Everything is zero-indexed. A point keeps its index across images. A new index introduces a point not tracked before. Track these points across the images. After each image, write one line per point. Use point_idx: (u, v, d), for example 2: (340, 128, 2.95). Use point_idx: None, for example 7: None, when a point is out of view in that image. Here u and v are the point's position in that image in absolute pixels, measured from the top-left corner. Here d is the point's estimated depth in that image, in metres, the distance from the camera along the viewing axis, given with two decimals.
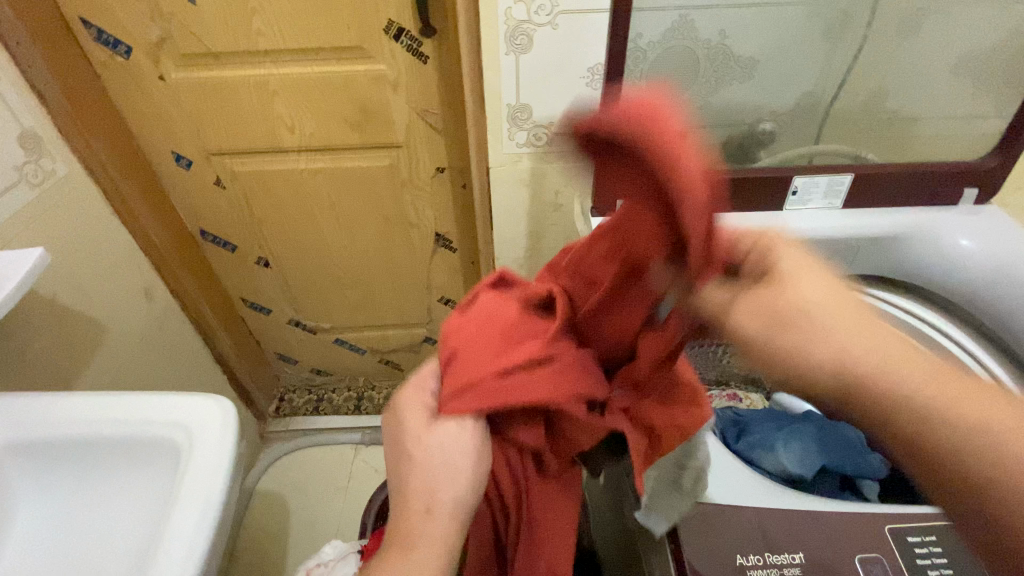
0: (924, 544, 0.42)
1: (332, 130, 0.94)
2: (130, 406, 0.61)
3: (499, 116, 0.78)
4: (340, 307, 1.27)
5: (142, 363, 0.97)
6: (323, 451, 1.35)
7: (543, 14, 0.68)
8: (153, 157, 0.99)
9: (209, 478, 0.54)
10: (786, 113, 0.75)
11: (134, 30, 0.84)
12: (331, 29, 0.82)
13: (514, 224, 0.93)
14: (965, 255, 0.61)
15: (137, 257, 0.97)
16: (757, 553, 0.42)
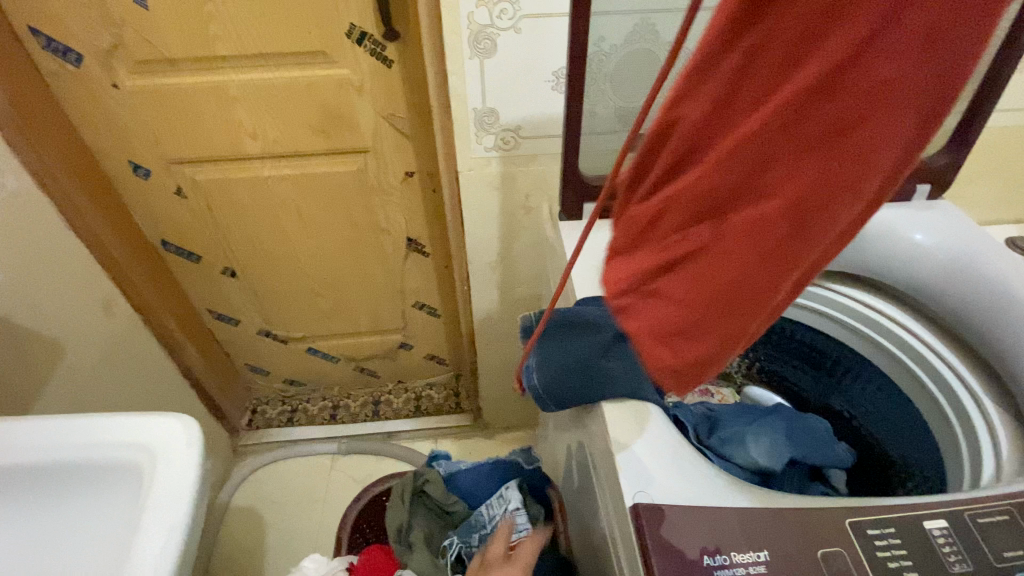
0: (885, 536, 0.38)
1: (296, 136, 0.92)
2: (87, 429, 0.58)
3: (466, 120, 0.78)
4: (312, 315, 1.25)
5: (105, 380, 0.93)
6: (299, 463, 1.32)
7: (505, 19, 0.68)
8: (109, 167, 0.95)
9: (173, 501, 0.52)
10: None
11: (84, 37, 0.80)
12: (292, 32, 0.80)
13: (485, 227, 0.93)
14: (920, 248, 0.63)
15: (95, 271, 0.93)
16: (723, 552, 0.37)
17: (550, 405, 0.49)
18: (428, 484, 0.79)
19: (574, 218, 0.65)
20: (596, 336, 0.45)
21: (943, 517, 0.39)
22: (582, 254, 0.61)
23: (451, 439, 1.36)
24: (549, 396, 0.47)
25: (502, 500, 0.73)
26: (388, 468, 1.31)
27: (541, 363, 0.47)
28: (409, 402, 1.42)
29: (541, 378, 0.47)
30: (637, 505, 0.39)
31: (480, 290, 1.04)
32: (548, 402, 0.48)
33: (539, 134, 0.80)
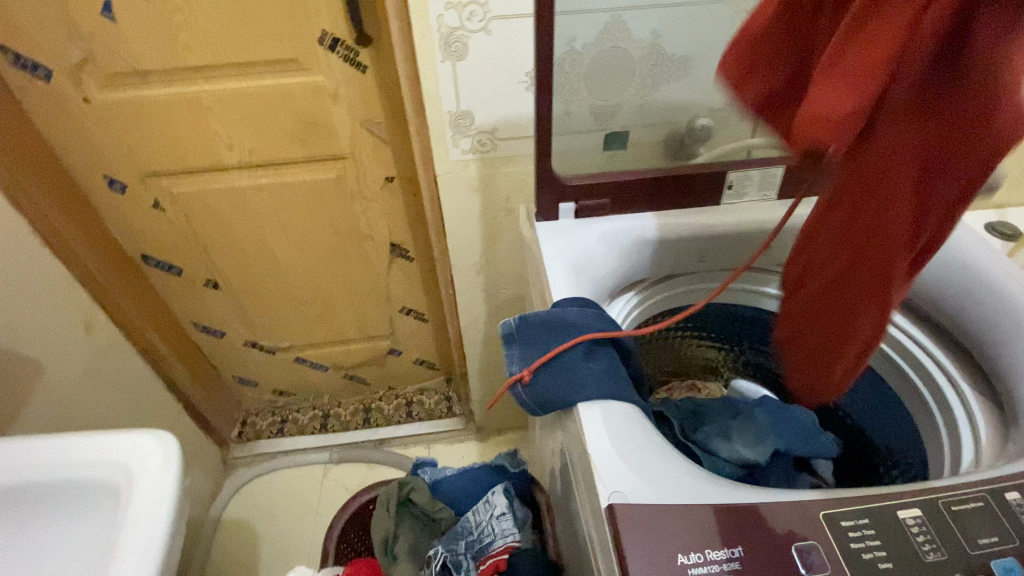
0: (859, 527, 0.38)
1: (273, 145, 0.91)
2: (62, 448, 0.58)
3: (441, 123, 0.77)
4: (298, 324, 1.24)
5: (88, 398, 0.92)
6: (290, 474, 1.31)
7: (475, 21, 0.68)
8: (84, 182, 0.94)
9: (151, 518, 0.52)
10: (720, 109, 0.79)
11: (52, 52, 0.79)
12: (264, 41, 0.80)
13: (466, 230, 0.92)
14: None
15: (73, 288, 0.92)
16: (697, 550, 0.37)
17: (536, 409, 0.50)
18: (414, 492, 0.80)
19: (551, 218, 0.64)
20: (572, 340, 0.50)
21: (917, 506, 0.39)
22: (560, 254, 0.60)
23: (443, 444, 1.35)
24: (530, 399, 0.49)
25: (489, 505, 0.74)
26: (380, 475, 1.30)
27: (524, 367, 0.51)
28: (401, 407, 1.41)
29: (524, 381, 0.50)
30: (612, 506, 0.39)
31: (465, 293, 1.04)
32: (534, 406, 0.50)
33: (515, 136, 0.80)
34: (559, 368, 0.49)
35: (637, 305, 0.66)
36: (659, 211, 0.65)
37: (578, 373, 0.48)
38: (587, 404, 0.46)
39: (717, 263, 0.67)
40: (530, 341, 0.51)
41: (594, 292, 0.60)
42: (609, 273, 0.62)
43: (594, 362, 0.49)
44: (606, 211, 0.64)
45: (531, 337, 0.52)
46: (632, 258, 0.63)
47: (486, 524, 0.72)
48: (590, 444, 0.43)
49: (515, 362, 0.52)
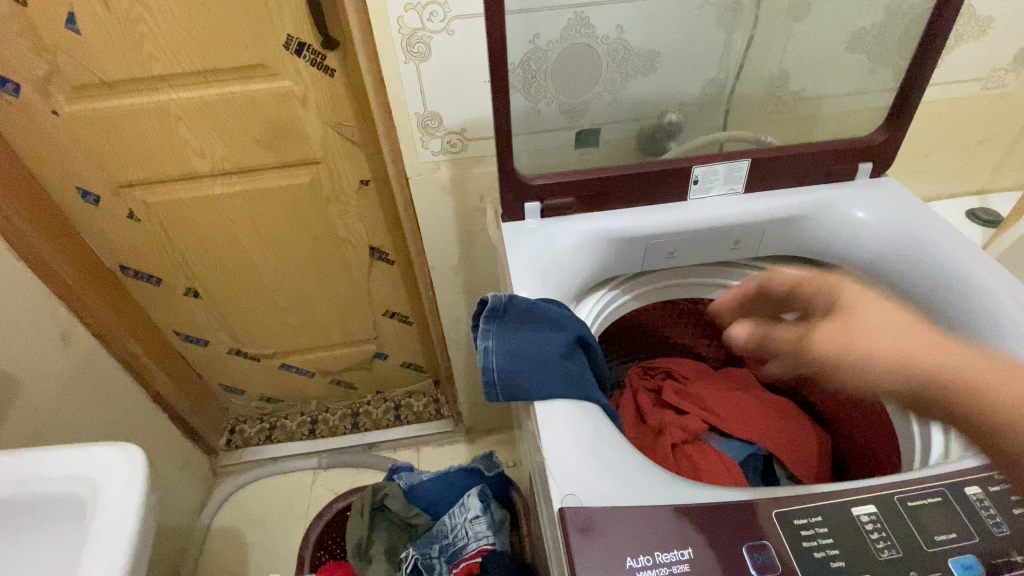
0: (811, 525, 0.38)
1: (245, 152, 0.90)
2: (29, 465, 0.57)
3: (409, 126, 0.77)
4: (282, 331, 1.23)
5: (68, 411, 0.92)
6: (280, 481, 1.30)
7: (437, 21, 0.67)
8: (57, 194, 0.94)
9: (115, 533, 0.51)
10: (691, 103, 0.78)
11: (15, 64, 0.79)
12: (229, 48, 0.79)
13: (442, 231, 0.92)
14: (862, 226, 0.63)
15: (49, 301, 0.91)
16: (647, 553, 0.37)
17: (500, 396, 0.48)
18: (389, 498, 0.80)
19: (517, 218, 0.64)
20: (558, 335, 0.50)
21: (871, 503, 0.39)
22: (524, 255, 0.60)
23: (432, 446, 1.35)
24: (503, 383, 0.48)
25: (463, 508, 0.75)
26: (369, 479, 1.29)
27: (501, 347, 0.49)
28: (389, 411, 1.40)
29: (498, 362, 0.48)
30: (563, 509, 0.38)
31: (446, 295, 1.03)
32: (499, 392, 0.48)
33: (485, 135, 0.79)
34: (535, 359, 0.48)
35: (609, 302, 0.68)
36: (626, 208, 0.65)
37: (561, 368, 0.48)
38: (564, 402, 0.46)
39: (686, 258, 0.66)
40: (511, 321, 0.50)
41: (561, 292, 0.59)
42: (577, 272, 0.61)
43: (573, 363, 0.49)
44: (572, 211, 0.64)
45: (515, 320, 0.50)
46: (600, 257, 0.63)
47: (460, 528, 0.74)
48: (545, 447, 0.43)
49: (490, 339, 0.50)
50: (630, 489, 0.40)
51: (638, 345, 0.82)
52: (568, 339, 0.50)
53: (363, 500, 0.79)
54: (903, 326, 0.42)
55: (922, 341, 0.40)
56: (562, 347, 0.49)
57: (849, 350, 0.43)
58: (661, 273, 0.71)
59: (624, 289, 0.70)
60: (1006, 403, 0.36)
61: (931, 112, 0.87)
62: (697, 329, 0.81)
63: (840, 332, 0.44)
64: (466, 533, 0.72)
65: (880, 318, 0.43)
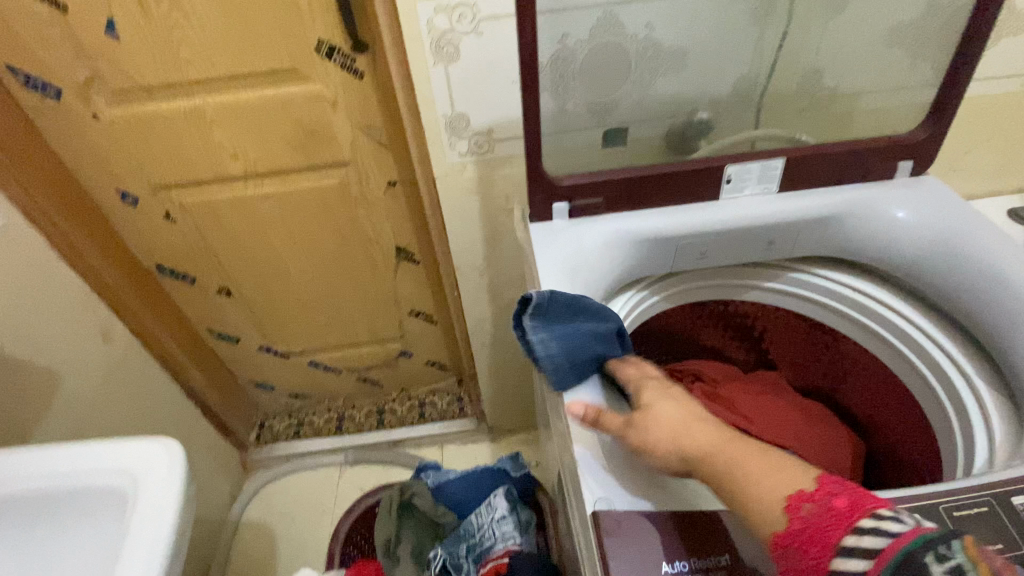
0: None
1: (276, 154, 0.92)
2: (74, 456, 0.60)
3: (437, 127, 0.77)
4: (310, 329, 1.26)
5: (107, 405, 0.96)
6: (307, 476, 1.33)
7: (465, 23, 0.67)
8: (98, 196, 0.97)
9: (156, 524, 0.53)
10: (722, 101, 0.77)
11: (59, 70, 0.82)
12: (261, 52, 0.81)
13: (467, 232, 0.92)
14: (901, 226, 0.61)
15: (90, 299, 0.95)
16: (682, 558, 0.39)
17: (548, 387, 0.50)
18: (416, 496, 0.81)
19: (546, 219, 0.64)
20: (602, 329, 0.51)
21: (917, 511, 0.39)
22: (554, 256, 0.59)
23: (456, 445, 1.36)
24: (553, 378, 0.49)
25: (490, 507, 0.76)
26: (394, 476, 1.31)
27: (549, 343, 0.49)
28: (413, 409, 1.42)
29: (547, 358, 0.49)
30: (597, 513, 0.40)
31: (470, 295, 1.04)
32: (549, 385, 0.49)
33: (512, 136, 0.79)
34: (584, 353, 0.49)
35: (638, 302, 0.68)
36: (657, 208, 0.64)
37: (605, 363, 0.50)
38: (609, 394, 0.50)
39: (717, 259, 0.65)
40: (556, 316, 0.50)
41: (590, 293, 0.59)
42: (606, 272, 0.61)
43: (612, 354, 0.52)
44: (601, 211, 0.63)
45: (559, 316, 0.50)
46: (630, 257, 0.62)
47: (487, 527, 0.74)
48: (578, 454, 0.44)
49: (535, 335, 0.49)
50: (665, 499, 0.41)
51: (664, 347, 0.80)
52: (609, 332, 0.51)
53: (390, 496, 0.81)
54: (669, 421, 0.43)
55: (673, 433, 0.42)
56: (606, 342, 0.51)
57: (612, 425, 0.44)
58: (690, 274, 0.70)
59: (652, 290, 0.69)
60: (755, 497, 0.36)
61: (976, 107, 0.83)
62: (726, 332, 0.80)
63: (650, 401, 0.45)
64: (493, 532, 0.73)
65: (665, 412, 0.43)
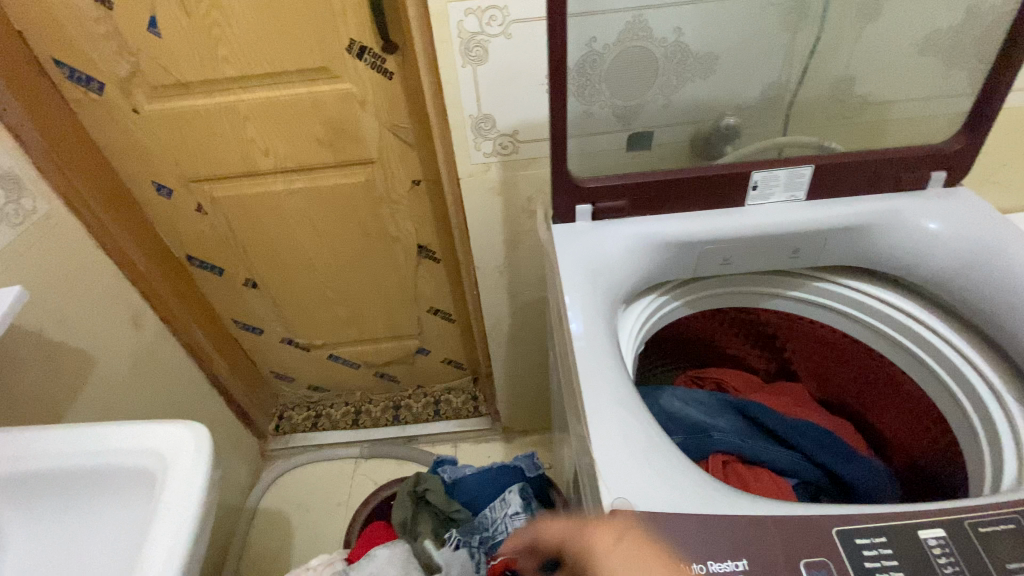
0: (876, 548, 0.37)
1: (305, 150, 0.94)
2: (106, 436, 0.62)
3: (463, 128, 0.78)
4: (331, 323, 1.28)
5: (135, 391, 0.99)
6: (324, 467, 1.35)
7: (495, 25, 0.68)
8: (135, 187, 1.01)
9: (182, 504, 0.55)
10: (750, 107, 0.76)
11: (102, 65, 0.85)
12: (295, 52, 0.83)
13: (489, 232, 0.93)
14: (932, 238, 0.60)
15: (124, 287, 0.98)
16: (699, 561, 0.36)
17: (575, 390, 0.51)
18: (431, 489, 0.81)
19: (568, 220, 0.64)
20: None
21: (941, 526, 0.38)
22: (576, 257, 0.60)
23: (469, 443, 1.37)
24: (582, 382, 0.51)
25: (504, 503, 0.77)
26: (408, 471, 1.32)
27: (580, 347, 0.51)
28: (429, 406, 1.43)
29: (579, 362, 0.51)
30: (614, 513, 0.39)
31: (489, 295, 1.04)
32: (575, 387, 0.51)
33: (537, 138, 0.80)
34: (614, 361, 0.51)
35: (659, 306, 0.68)
36: (681, 213, 0.64)
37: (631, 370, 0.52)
38: None
39: (741, 265, 0.65)
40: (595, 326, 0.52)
41: (611, 296, 0.58)
42: (629, 275, 0.61)
43: None
44: (625, 214, 0.64)
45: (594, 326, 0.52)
46: (653, 260, 0.62)
47: (501, 523, 0.75)
48: (598, 453, 0.42)
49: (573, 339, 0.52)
50: (687, 499, 0.40)
51: (683, 353, 0.81)
52: None
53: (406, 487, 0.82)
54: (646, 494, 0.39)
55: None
56: None
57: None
58: (713, 280, 0.70)
59: (674, 296, 0.69)
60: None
61: (1014, 119, 0.81)
62: (748, 341, 0.79)
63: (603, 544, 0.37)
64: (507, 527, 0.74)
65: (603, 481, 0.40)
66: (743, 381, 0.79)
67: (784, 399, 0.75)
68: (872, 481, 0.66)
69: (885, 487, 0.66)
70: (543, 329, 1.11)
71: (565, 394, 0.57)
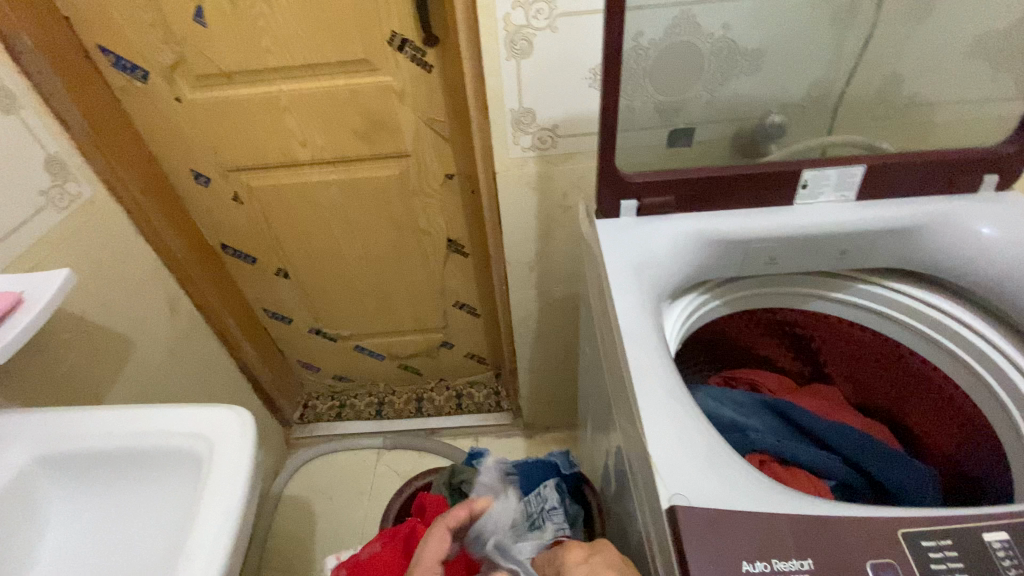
0: (940, 548, 0.37)
1: (342, 142, 0.95)
2: (153, 417, 0.63)
3: (503, 121, 0.78)
4: (358, 314, 1.29)
5: (169, 375, 1.01)
6: (347, 456, 1.37)
7: (542, 19, 0.68)
8: (173, 175, 1.02)
9: (229, 486, 0.56)
10: (794, 105, 0.75)
11: (148, 54, 0.87)
12: (336, 43, 0.83)
13: (522, 227, 0.93)
14: (986, 242, 0.59)
15: (161, 273, 1.00)
16: (764, 559, 0.37)
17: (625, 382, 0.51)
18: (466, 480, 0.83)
19: (612, 216, 0.64)
20: None
21: (1005, 528, 0.38)
22: (623, 252, 0.60)
23: (491, 437, 1.37)
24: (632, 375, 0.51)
25: (540, 498, 0.78)
26: (430, 463, 1.33)
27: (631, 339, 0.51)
28: (451, 399, 1.44)
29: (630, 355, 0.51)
30: (674, 508, 0.39)
31: (518, 290, 1.05)
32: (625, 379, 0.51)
33: (576, 133, 0.80)
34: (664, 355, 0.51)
35: (701, 304, 0.68)
36: (728, 211, 0.63)
37: None
38: None
39: (786, 265, 0.64)
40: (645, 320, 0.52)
41: (657, 292, 0.58)
42: (675, 272, 0.60)
43: None
44: (670, 210, 0.63)
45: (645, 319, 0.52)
46: (699, 258, 0.62)
47: (538, 515, 0.76)
48: (653, 448, 0.43)
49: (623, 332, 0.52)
50: (747, 497, 0.39)
51: (718, 355, 0.80)
52: None
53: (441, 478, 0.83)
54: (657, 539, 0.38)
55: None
56: None
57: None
58: (754, 280, 0.70)
59: (714, 295, 0.69)
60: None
61: None
62: (782, 343, 0.78)
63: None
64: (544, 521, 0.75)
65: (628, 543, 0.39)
66: (778, 383, 0.77)
67: (821, 402, 0.74)
68: (918, 485, 0.63)
69: (932, 493, 0.63)
70: (571, 326, 1.11)
71: (610, 388, 0.57)
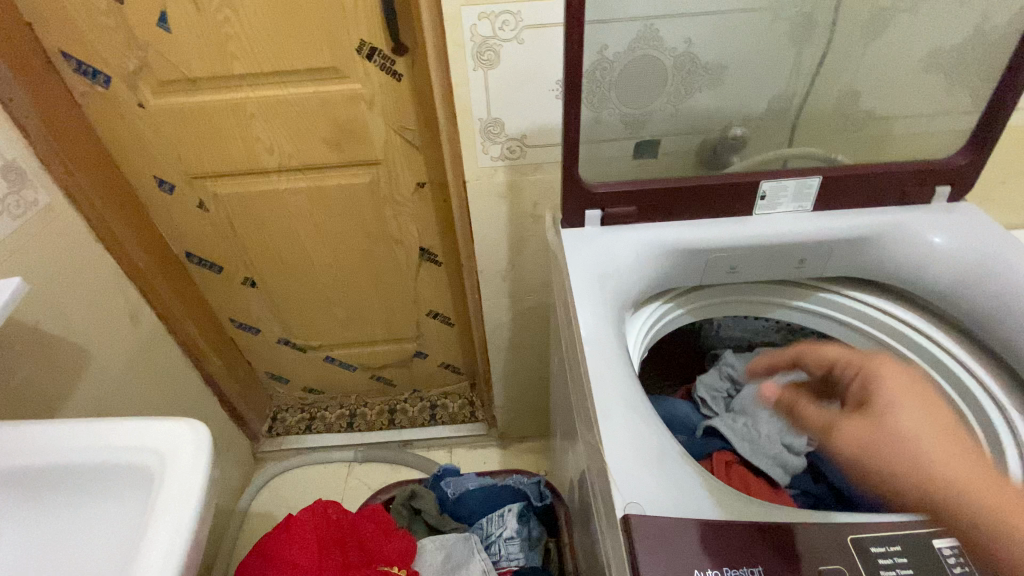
0: (890, 555, 0.38)
1: (311, 149, 0.94)
2: (102, 432, 0.61)
3: (472, 131, 0.78)
4: (330, 325, 1.27)
5: (129, 389, 0.97)
6: (316, 470, 1.33)
7: (508, 30, 0.69)
8: (137, 182, 1.00)
9: (180, 503, 0.54)
10: (756, 118, 0.76)
11: (110, 59, 0.85)
12: (304, 51, 0.83)
13: (493, 237, 0.93)
14: (939, 251, 0.60)
15: (121, 282, 0.97)
16: (715, 568, 0.38)
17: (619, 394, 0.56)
18: (419, 496, 0.97)
19: (577, 225, 0.65)
20: None
21: (955, 536, 0.39)
22: (585, 260, 0.60)
23: (466, 449, 1.36)
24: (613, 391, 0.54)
25: (501, 523, 0.92)
26: (402, 475, 1.31)
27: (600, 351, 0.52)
28: (425, 410, 1.43)
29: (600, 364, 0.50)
30: (628, 516, 0.40)
31: (491, 300, 1.04)
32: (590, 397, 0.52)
33: (543, 143, 0.81)
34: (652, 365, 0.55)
35: (665, 313, 0.69)
36: (690, 220, 0.64)
37: None
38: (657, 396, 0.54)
39: (746, 275, 0.66)
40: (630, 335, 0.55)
41: (619, 301, 0.58)
42: (637, 282, 0.61)
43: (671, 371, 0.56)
44: (633, 219, 0.64)
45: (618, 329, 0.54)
46: (660, 267, 0.63)
47: (495, 539, 0.91)
48: (610, 457, 0.44)
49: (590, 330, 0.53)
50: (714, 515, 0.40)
51: (677, 366, 0.79)
52: None
53: (401, 496, 0.97)
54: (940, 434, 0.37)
55: (947, 456, 0.35)
56: None
57: (881, 466, 0.37)
58: (722, 288, 0.71)
59: (678, 303, 0.70)
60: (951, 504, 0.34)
61: (1016, 139, 0.81)
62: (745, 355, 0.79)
63: (866, 429, 0.39)
64: (502, 550, 0.90)
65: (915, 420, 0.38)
66: None
67: None
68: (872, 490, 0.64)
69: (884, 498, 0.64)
70: (544, 335, 1.11)
71: (575, 403, 0.57)
